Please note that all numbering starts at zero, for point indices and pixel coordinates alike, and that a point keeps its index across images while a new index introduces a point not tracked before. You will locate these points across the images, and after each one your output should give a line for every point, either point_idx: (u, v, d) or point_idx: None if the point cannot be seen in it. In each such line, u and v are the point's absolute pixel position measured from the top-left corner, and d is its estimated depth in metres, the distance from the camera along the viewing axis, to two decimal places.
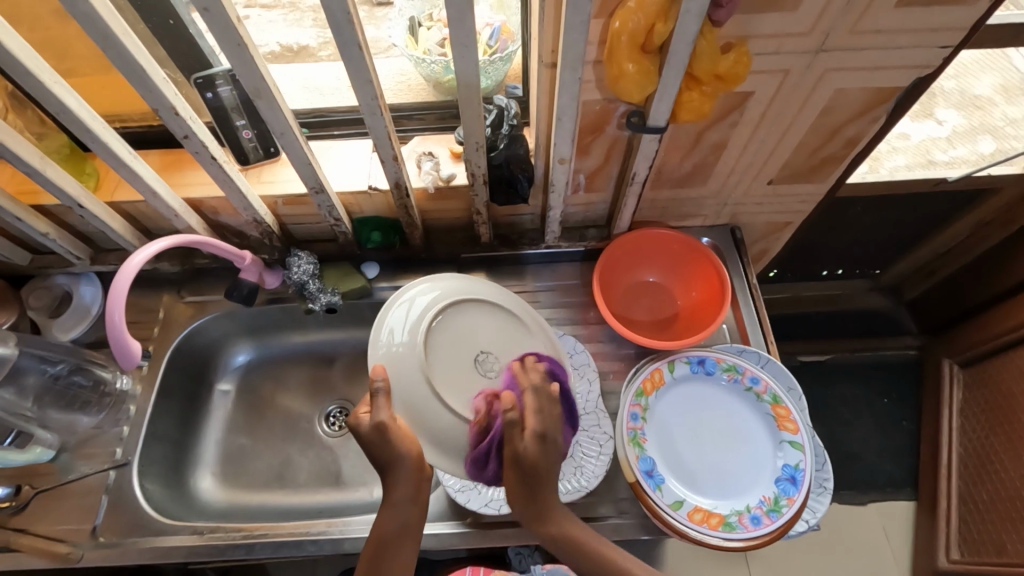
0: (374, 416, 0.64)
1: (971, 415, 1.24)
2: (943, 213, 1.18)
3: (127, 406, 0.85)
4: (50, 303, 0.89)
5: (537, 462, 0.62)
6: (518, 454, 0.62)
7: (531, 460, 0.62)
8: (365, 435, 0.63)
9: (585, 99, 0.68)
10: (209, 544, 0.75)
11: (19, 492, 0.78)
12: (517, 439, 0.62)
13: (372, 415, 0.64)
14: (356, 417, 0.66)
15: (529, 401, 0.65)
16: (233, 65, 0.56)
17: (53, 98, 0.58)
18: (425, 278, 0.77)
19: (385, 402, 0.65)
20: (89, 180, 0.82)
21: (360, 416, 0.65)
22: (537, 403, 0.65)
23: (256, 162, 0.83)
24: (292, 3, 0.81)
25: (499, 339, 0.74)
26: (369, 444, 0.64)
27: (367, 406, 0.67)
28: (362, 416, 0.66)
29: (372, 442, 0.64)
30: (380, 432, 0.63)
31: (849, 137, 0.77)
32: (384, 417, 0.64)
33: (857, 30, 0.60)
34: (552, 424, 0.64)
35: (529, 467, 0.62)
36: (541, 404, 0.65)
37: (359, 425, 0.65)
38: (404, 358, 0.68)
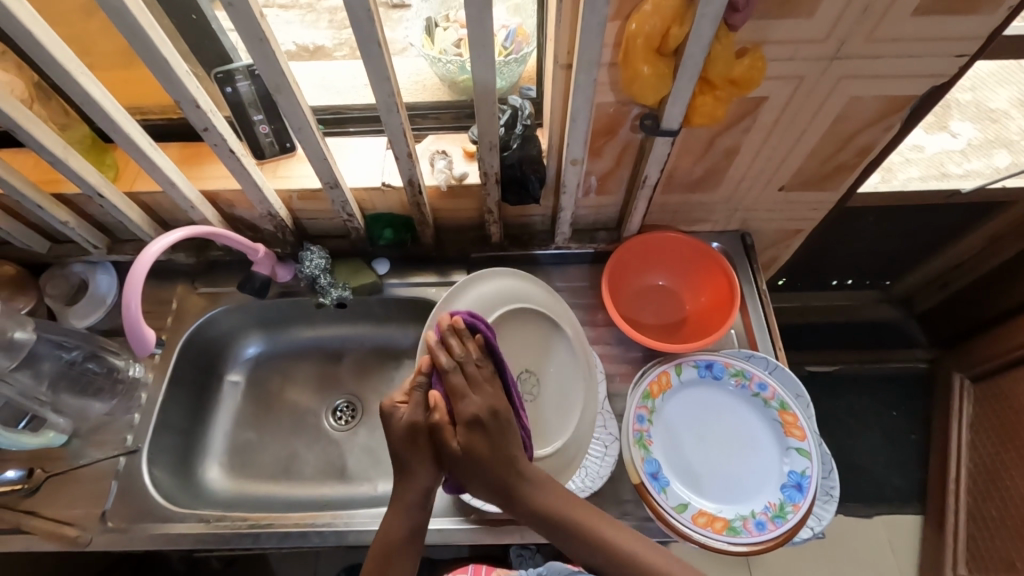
0: (411, 412, 0.67)
1: (981, 429, 1.22)
2: (956, 225, 1.17)
3: (139, 394, 0.86)
4: (67, 292, 0.91)
5: (474, 445, 0.65)
6: (453, 447, 0.65)
7: (468, 448, 0.65)
8: (398, 429, 0.66)
9: (599, 101, 0.68)
10: (215, 532, 0.76)
11: (32, 475, 0.79)
12: (448, 432, 0.65)
13: (409, 408, 0.67)
14: (393, 405, 0.68)
15: (453, 384, 0.67)
16: (254, 59, 0.57)
17: (79, 89, 0.59)
18: (492, 272, 0.81)
19: (424, 399, 0.68)
20: (109, 171, 0.83)
21: (395, 403, 0.68)
22: (462, 382, 0.67)
23: (272, 157, 0.85)
24: (309, 4, 0.83)
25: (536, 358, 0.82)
26: (396, 439, 0.67)
27: (404, 394, 0.70)
28: (397, 405, 0.68)
29: (402, 437, 0.66)
30: (413, 431, 0.66)
31: (862, 145, 0.77)
32: (420, 416, 0.67)
33: (873, 38, 0.60)
34: (481, 399, 0.67)
35: (466, 457, 0.65)
36: (466, 383, 0.67)
37: (394, 414, 0.68)
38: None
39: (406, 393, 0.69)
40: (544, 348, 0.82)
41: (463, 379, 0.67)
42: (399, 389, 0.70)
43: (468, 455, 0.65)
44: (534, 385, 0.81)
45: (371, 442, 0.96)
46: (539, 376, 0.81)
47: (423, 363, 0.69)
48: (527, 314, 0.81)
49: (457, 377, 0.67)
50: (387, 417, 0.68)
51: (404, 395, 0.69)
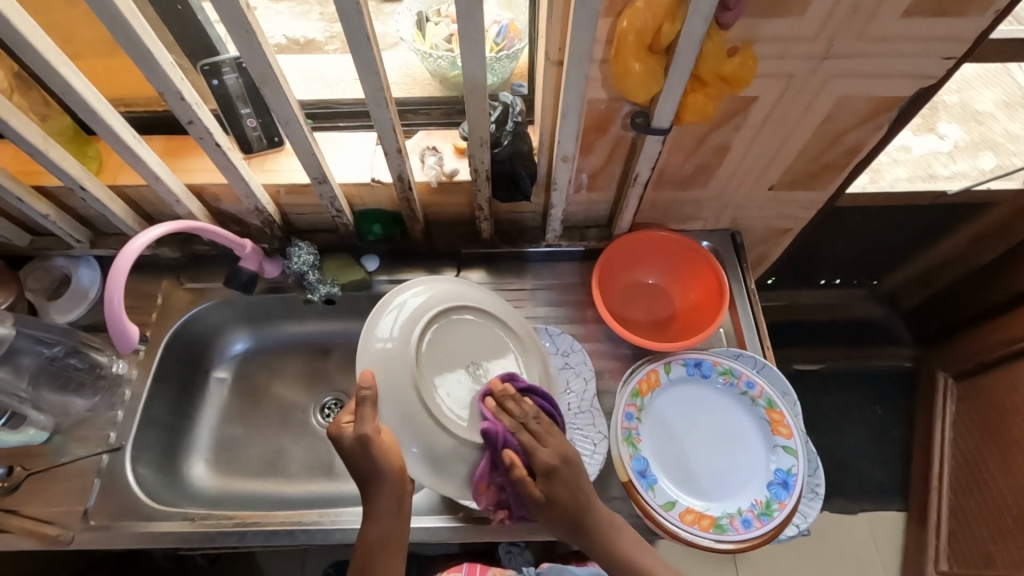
0: (357, 428, 0.66)
1: (963, 427, 1.24)
2: (941, 225, 1.18)
3: (122, 389, 0.85)
4: (49, 286, 0.89)
5: (552, 493, 0.68)
6: (538, 495, 0.67)
7: (548, 495, 0.68)
8: (348, 446, 0.67)
9: (591, 98, 0.68)
10: (200, 530, 0.75)
11: (12, 473, 0.77)
12: (529, 483, 0.67)
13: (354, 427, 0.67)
14: (339, 427, 0.69)
15: (523, 440, 0.69)
16: (242, 51, 0.56)
17: (60, 80, 0.58)
18: (420, 279, 0.79)
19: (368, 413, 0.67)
20: (92, 163, 0.81)
21: (343, 425, 0.69)
22: (530, 437, 0.70)
23: (260, 150, 0.84)
24: None
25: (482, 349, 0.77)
26: (351, 455, 0.67)
27: (350, 415, 0.70)
28: (344, 426, 0.69)
29: (354, 452, 0.67)
30: (362, 444, 0.66)
31: (851, 146, 0.77)
32: (366, 428, 0.66)
33: (863, 38, 0.61)
34: (556, 448, 0.70)
35: (549, 503, 0.67)
36: (538, 437, 0.70)
37: (342, 434, 0.68)
38: (401, 363, 0.71)
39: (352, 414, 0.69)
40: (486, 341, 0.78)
41: (532, 435, 0.70)
42: (344, 412, 0.70)
43: (551, 501, 0.67)
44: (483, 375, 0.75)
45: None
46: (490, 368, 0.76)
47: (364, 376, 0.68)
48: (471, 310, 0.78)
49: (523, 435, 0.70)
50: (337, 439, 0.68)
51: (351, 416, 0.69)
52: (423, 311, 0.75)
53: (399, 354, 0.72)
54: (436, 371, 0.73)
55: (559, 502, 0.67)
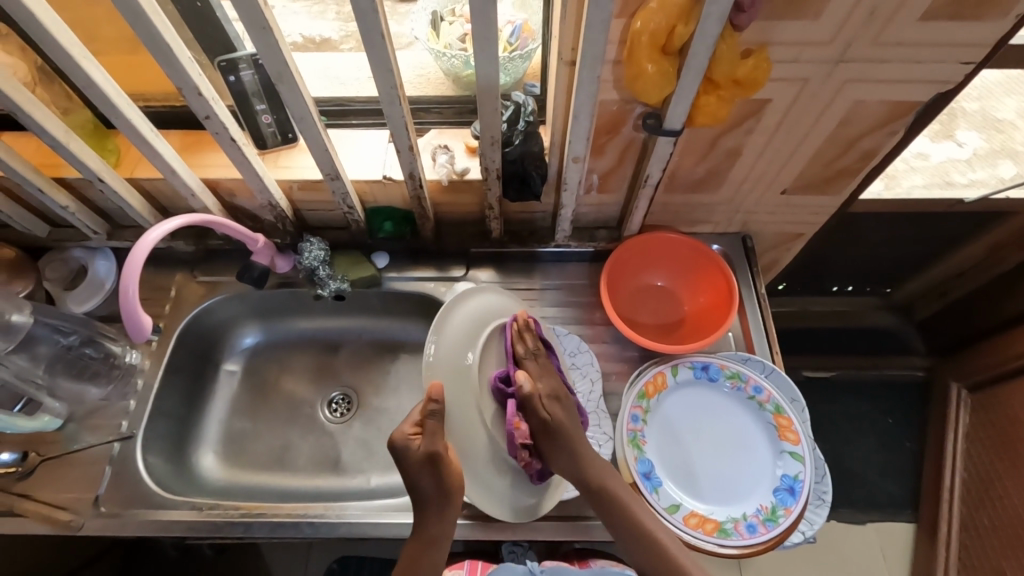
0: (428, 443, 0.67)
1: (976, 439, 1.22)
2: (957, 234, 1.17)
3: (134, 379, 0.86)
4: (66, 276, 0.91)
5: (557, 413, 0.73)
6: (544, 416, 0.72)
7: (555, 418, 0.73)
8: (416, 460, 0.67)
9: (603, 99, 0.68)
10: (207, 520, 0.76)
11: (27, 458, 0.79)
12: (539, 402, 0.73)
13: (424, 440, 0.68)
14: (405, 438, 0.69)
15: (532, 367, 0.76)
16: (258, 47, 0.57)
17: (81, 73, 0.59)
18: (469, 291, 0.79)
19: (437, 427, 0.68)
20: (110, 157, 0.83)
21: (408, 436, 0.68)
22: (538, 365, 0.77)
23: (274, 147, 0.85)
24: None
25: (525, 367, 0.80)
26: (415, 469, 0.68)
27: (414, 426, 0.70)
28: (409, 437, 0.69)
29: (420, 466, 0.68)
30: (431, 460, 0.67)
31: (866, 151, 0.76)
32: (438, 444, 0.68)
33: (879, 42, 0.60)
34: (555, 380, 0.76)
35: (556, 425, 0.72)
36: (542, 368, 0.77)
37: (409, 446, 0.68)
38: (461, 381, 0.72)
39: (416, 425, 0.69)
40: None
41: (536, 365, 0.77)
42: (408, 422, 0.69)
43: (556, 425, 0.72)
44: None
45: (365, 435, 0.95)
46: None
47: (436, 389, 0.67)
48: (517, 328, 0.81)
49: (532, 364, 0.77)
50: (401, 451, 0.68)
51: (415, 427, 0.69)
52: (476, 328, 0.77)
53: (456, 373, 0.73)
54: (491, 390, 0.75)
55: (563, 424, 0.73)
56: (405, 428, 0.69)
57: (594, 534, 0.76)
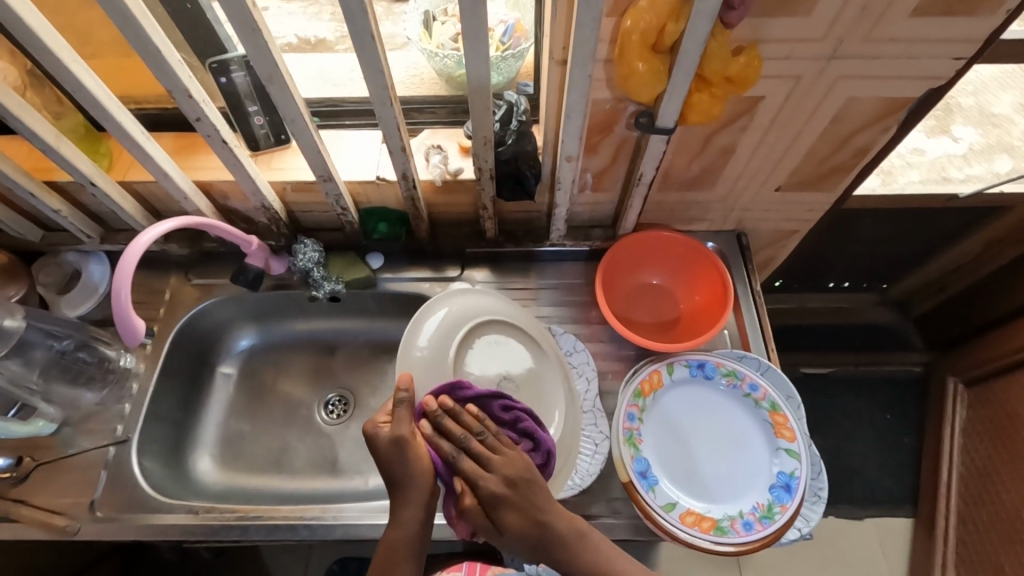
0: (394, 429, 0.64)
1: (974, 434, 1.22)
2: (953, 229, 1.17)
3: (130, 383, 0.86)
4: (59, 280, 0.90)
5: (502, 517, 0.61)
6: (489, 523, 0.61)
7: (500, 523, 0.61)
8: (382, 445, 0.63)
9: (595, 98, 0.68)
10: (204, 523, 0.76)
11: (21, 464, 0.78)
12: (479, 511, 0.61)
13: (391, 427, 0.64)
14: (375, 425, 0.65)
15: (465, 470, 0.62)
16: (248, 49, 0.56)
17: (70, 77, 0.59)
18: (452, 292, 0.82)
19: (407, 414, 0.65)
20: (102, 160, 0.83)
21: (378, 424, 0.65)
22: (474, 461, 0.62)
23: (267, 148, 0.84)
24: None
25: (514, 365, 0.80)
26: (385, 457, 0.64)
27: (387, 415, 0.66)
28: (380, 425, 0.65)
29: (389, 453, 0.63)
30: (397, 445, 0.63)
31: (860, 147, 0.76)
32: (404, 430, 0.63)
33: (871, 38, 0.60)
34: (500, 475, 0.62)
35: (506, 530, 0.61)
36: (480, 461, 0.62)
37: (376, 434, 0.65)
38: (436, 375, 0.76)
39: (389, 414, 0.66)
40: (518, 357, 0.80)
41: (471, 460, 0.62)
42: (380, 411, 0.66)
43: (505, 531, 0.61)
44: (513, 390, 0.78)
45: (362, 437, 0.95)
46: (522, 384, 0.79)
47: (403, 378, 0.67)
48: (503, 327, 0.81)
49: (464, 458, 0.63)
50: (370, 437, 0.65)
51: (387, 415, 0.66)
52: (455, 327, 0.79)
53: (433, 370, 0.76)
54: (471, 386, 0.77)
55: (515, 530, 0.60)
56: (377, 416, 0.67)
57: None
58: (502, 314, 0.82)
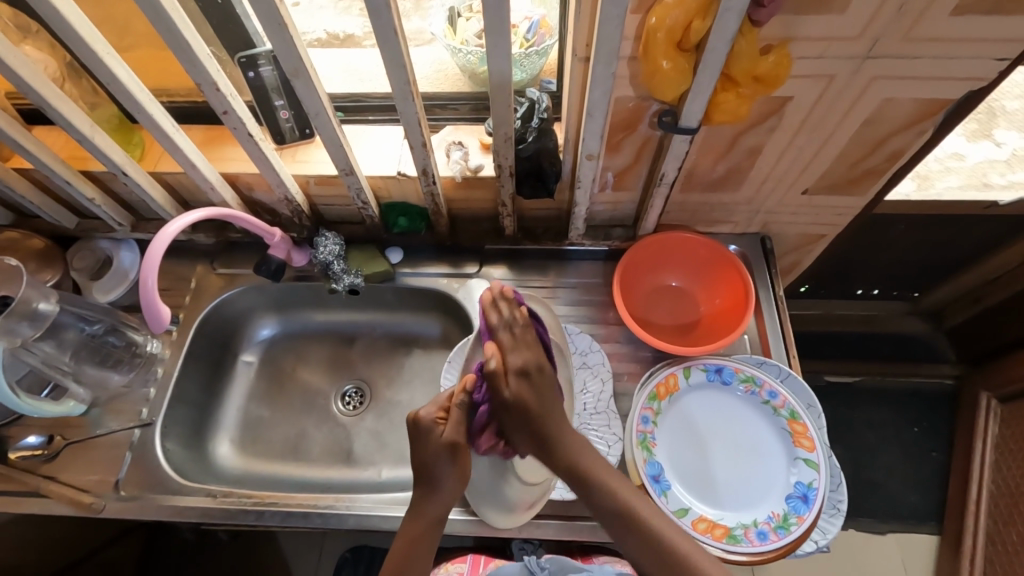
0: (451, 433, 0.68)
1: (1005, 451, 1.18)
2: (991, 238, 1.12)
3: (156, 367, 0.89)
4: (93, 266, 0.93)
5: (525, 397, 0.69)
6: (507, 395, 0.68)
7: (518, 395, 0.68)
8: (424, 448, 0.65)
9: (618, 96, 0.67)
10: (222, 507, 0.78)
11: (52, 441, 0.82)
12: (502, 380, 0.68)
13: (448, 428, 0.68)
14: (431, 422, 0.68)
15: (503, 338, 0.72)
16: (274, 44, 0.57)
17: (104, 68, 0.61)
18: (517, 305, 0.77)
19: (463, 416, 0.69)
20: (135, 150, 0.85)
21: (434, 419, 0.69)
22: (512, 336, 0.72)
23: (292, 142, 0.86)
24: None
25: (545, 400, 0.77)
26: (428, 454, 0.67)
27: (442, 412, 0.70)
28: (435, 422, 0.69)
29: (438, 455, 0.67)
30: (452, 449, 0.67)
31: (893, 150, 0.74)
32: (461, 434, 0.68)
33: (908, 37, 0.58)
34: (528, 355, 0.71)
35: (521, 404, 0.68)
36: (515, 340, 0.72)
37: (433, 431, 0.68)
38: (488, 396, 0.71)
39: (443, 410, 0.70)
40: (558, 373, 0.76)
41: (509, 337, 0.72)
42: (433, 406, 0.70)
43: (518, 402, 0.68)
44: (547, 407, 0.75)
45: (378, 428, 0.96)
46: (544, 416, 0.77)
47: (467, 380, 0.70)
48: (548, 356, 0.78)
49: (504, 333, 0.72)
50: (423, 431, 0.68)
51: (442, 412, 0.70)
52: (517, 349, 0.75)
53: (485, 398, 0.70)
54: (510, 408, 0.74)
55: (528, 403, 0.68)
56: (432, 411, 0.70)
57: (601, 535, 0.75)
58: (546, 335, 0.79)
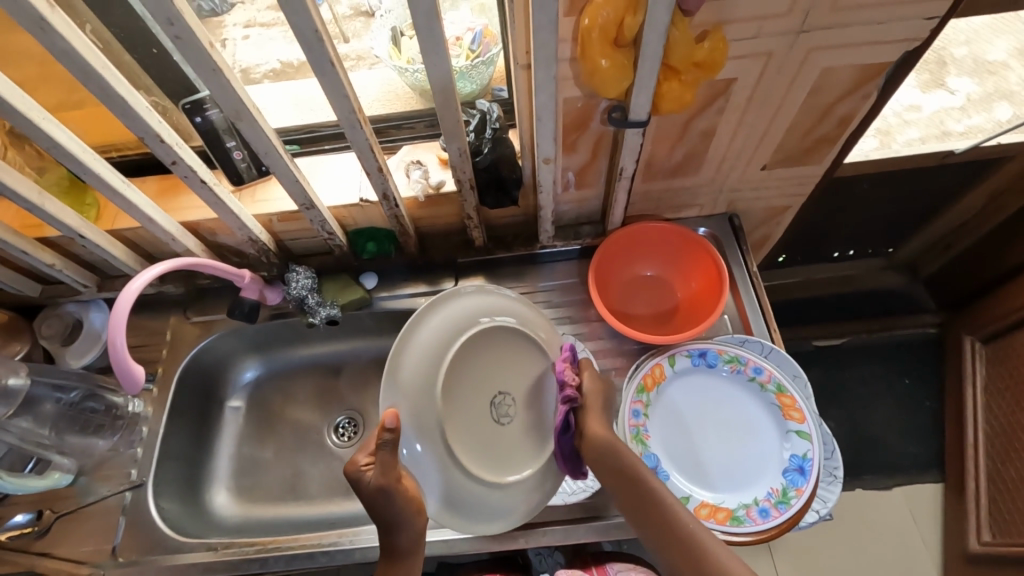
0: (380, 476, 0.61)
1: (996, 391, 1.21)
2: (954, 186, 1.14)
3: (140, 427, 0.87)
4: (62, 331, 0.90)
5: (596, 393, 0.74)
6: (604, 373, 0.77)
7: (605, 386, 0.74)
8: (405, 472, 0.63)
9: (566, 97, 0.67)
10: (224, 559, 0.77)
11: (41, 517, 0.80)
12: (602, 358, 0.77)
13: (376, 471, 0.62)
14: (357, 470, 0.62)
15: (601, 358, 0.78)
16: (211, 89, 0.56)
17: (42, 134, 0.59)
18: (469, 287, 0.73)
19: (392, 457, 0.62)
20: (89, 211, 0.83)
21: (361, 467, 0.62)
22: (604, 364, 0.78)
23: (250, 181, 0.85)
24: None
25: (509, 373, 0.73)
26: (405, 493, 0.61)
27: (368, 454, 0.63)
28: (363, 468, 0.62)
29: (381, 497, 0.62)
30: (384, 492, 0.61)
31: (842, 116, 0.75)
32: (391, 477, 0.62)
33: (837, 8, 0.59)
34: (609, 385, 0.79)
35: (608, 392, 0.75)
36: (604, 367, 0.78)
37: (362, 479, 0.62)
38: (420, 396, 0.67)
39: (372, 454, 0.63)
40: (516, 363, 0.73)
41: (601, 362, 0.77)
42: (362, 449, 0.63)
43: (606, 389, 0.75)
44: (511, 407, 0.73)
45: None
46: (515, 396, 0.73)
47: (389, 418, 0.62)
48: (502, 333, 0.72)
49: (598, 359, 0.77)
50: (353, 480, 0.62)
51: (370, 456, 0.63)
52: (448, 338, 0.69)
53: (418, 401, 0.67)
54: (463, 406, 0.70)
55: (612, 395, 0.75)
56: (360, 456, 0.63)
57: (607, 534, 0.75)
58: (498, 317, 0.73)
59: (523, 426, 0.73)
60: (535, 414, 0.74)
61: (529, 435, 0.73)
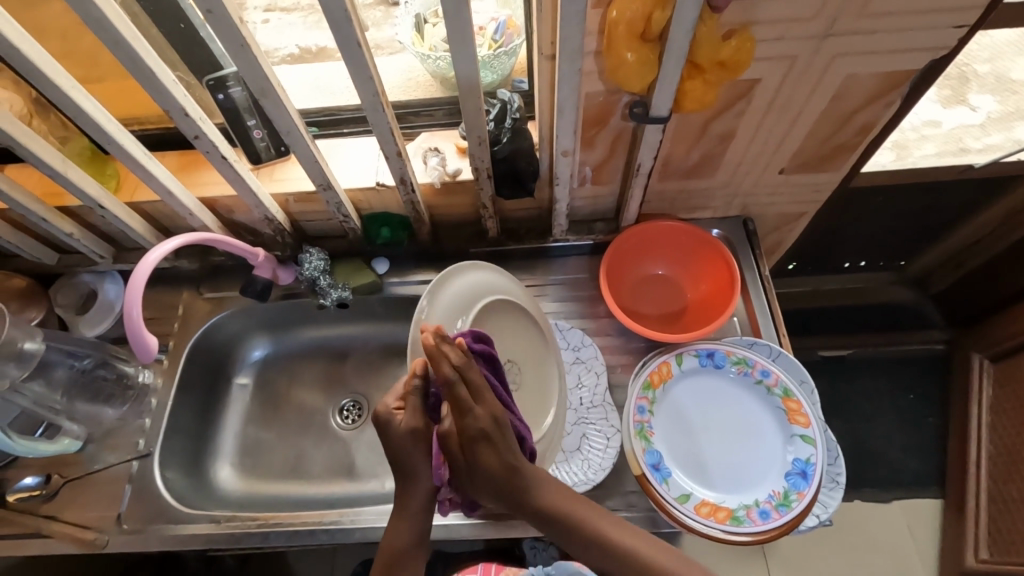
0: (411, 418, 0.62)
1: (1002, 410, 1.20)
2: (971, 202, 1.13)
3: (149, 398, 0.89)
4: (77, 301, 0.93)
5: (469, 371, 0.59)
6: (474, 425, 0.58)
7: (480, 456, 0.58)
8: None
9: (588, 90, 0.67)
10: (226, 532, 0.78)
11: (50, 481, 0.81)
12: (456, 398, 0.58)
13: (407, 414, 0.62)
14: (387, 413, 0.62)
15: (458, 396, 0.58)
16: (239, 66, 0.57)
17: (70, 103, 0.60)
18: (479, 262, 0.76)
19: (421, 404, 0.63)
20: (110, 182, 0.84)
21: (392, 410, 0.62)
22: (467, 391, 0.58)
23: (268, 161, 0.86)
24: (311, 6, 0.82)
25: (516, 344, 0.76)
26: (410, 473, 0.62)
27: (398, 399, 0.64)
28: (393, 411, 0.62)
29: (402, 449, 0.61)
30: (413, 435, 0.61)
31: (863, 124, 0.75)
32: (420, 420, 0.62)
33: (866, 13, 0.58)
34: (489, 407, 0.59)
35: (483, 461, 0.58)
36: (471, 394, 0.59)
37: (391, 422, 0.62)
38: None
39: (400, 398, 0.64)
40: (520, 334, 0.77)
41: (465, 392, 0.58)
42: (392, 395, 0.64)
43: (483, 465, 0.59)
44: (518, 374, 0.76)
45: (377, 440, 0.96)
46: (522, 365, 0.76)
47: (418, 364, 0.63)
48: (510, 307, 0.76)
49: (456, 391, 0.58)
50: (382, 423, 0.62)
51: (399, 400, 0.63)
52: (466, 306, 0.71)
53: None
54: None
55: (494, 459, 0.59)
56: (389, 401, 0.64)
57: None
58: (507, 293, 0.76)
59: (529, 393, 0.76)
60: (539, 384, 0.77)
61: (536, 400, 0.76)
